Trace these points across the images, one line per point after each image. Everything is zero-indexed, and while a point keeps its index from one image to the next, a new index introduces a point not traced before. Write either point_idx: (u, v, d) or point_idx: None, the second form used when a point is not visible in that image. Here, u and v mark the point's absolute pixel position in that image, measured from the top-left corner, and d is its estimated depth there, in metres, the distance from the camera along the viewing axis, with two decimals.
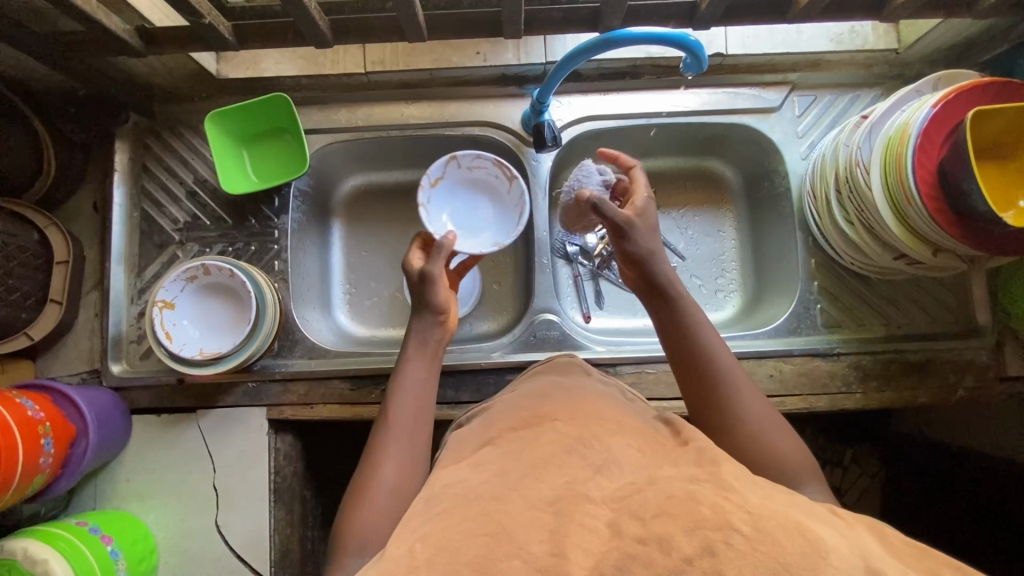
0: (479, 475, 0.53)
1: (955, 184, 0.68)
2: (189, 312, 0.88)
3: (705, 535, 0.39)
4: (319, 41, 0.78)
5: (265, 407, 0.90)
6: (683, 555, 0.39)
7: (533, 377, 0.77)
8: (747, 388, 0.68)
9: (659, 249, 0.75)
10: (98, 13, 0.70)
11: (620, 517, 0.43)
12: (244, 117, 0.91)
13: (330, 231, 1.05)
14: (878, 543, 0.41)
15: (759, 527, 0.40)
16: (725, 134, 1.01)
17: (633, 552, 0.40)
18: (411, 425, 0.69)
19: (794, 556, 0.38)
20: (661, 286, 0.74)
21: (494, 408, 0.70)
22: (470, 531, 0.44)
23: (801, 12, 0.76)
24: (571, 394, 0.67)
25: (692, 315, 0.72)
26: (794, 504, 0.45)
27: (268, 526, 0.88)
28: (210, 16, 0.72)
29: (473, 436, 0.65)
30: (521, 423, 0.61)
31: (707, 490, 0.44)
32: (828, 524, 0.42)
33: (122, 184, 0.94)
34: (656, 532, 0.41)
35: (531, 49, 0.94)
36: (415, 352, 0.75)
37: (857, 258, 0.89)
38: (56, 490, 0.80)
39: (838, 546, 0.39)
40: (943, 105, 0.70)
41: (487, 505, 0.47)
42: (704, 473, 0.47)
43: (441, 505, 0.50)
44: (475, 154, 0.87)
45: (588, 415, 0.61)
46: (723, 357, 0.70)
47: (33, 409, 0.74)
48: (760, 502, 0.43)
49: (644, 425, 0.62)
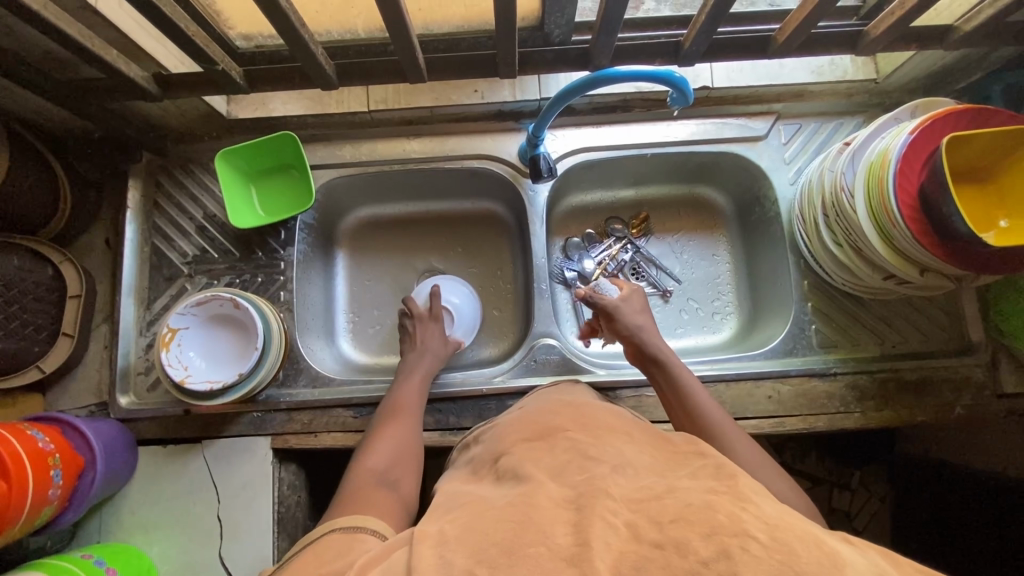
0: (488, 490, 0.55)
1: (936, 206, 0.71)
2: (188, 358, 0.89)
3: (722, 540, 0.40)
4: (324, 83, 0.82)
5: (269, 436, 0.92)
6: (699, 558, 0.39)
7: (538, 397, 0.78)
8: (738, 439, 0.73)
9: (647, 327, 0.88)
10: (117, 63, 0.74)
11: (638, 518, 0.44)
12: (253, 154, 0.95)
13: (335, 261, 1.09)
14: (893, 560, 0.42)
15: (776, 536, 0.40)
16: (715, 162, 1.05)
17: (651, 556, 0.40)
18: (400, 434, 0.77)
19: (812, 565, 0.38)
20: (653, 354, 0.84)
21: (500, 427, 0.71)
22: (491, 527, 0.45)
23: (780, 48, 0.80)
24: (582, 411, 0.68)
25: (678, 376, 0.81)
26: (811, 523, 0.45)
27: (271, 558, 0.88)
28: (223, 63, 0.77)
29: (484, 455, 0.66)
30: (525, 440, 0.63)
31: (725, 500, 0.45)
32: (843, 542, 0.43)
33: (134, 220, 0.97)
34: (673, 537, 0.41)
35: (526, 87, 0.98)
36: (402, 379, 0.87)
37: (846, 279, 0.91)
38: (61, 523, 0.80)
39: (853, 559, 0.40)
40: (919, 132, 0.73)
41: (502, 507, 0.48)
42: (723, 486, 0.48)
43: (450, 516, 0.51)
44: (209, 298, 0.89)
45: (599, 430, 0.62)
46: (713, 411, 0.76)
47: (43, 440, 0.76)
48: (775, 514, 0.44)
49: (650, 440, 0.63)
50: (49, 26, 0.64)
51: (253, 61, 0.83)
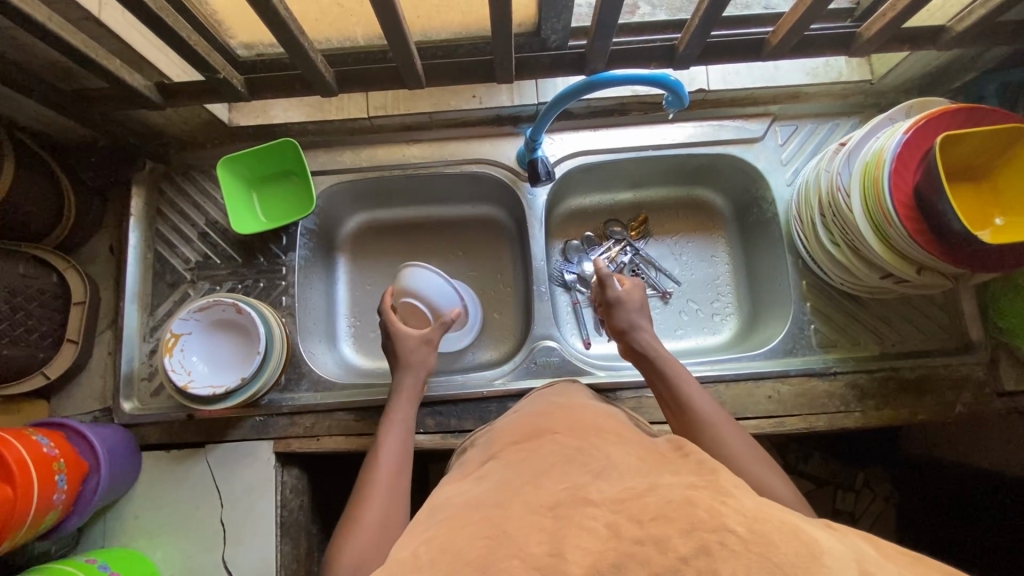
0: (478, 492, 0.55)
1: (931, 205, 0.71)
2: (190, 363, 0.89)
3: (701, 536, 0.40)
4: (324, 89, 0.83)
5: (271, 440, 0.92)
6: (678, 554, 0.40)
7: (533, 398, 0.78)
8: (731, 433, 0.74)
9: (636, 321, 0.88)
10: (121, 73, 0.75)
11: (619, 518, 0.44)
12: (253, 161, 0.96)
13: (336, 266, 1.10)
14: (874, 550, 0.42)
15: (754, 528, 0.41)
16: (712, 164, 1.05)
17: (631, 551, 0.41)
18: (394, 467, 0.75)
19: (789, 556, 0.39)
20: (646, 352, 0.85)
21: (498, 428, 0.72)
22: (468, 540, 0.46)
23: (773, 50, 0.81)
24: (574, 414, 0.69)
25: (670, 369, 0.82)
26: (794, 515, 0.46)
27: (274, 561, 0.88)
28: (223, 71, 0.77)
29: (474, 460, 0.67)
30: (523, 442, 0.64)
31: (705, 495, 0.45)
32: (824, 531, 0.44)
33: (138, 227, 0.98)
34: (652, 533, 0.42)
35: (523, 91, 0.99)
36: (400, 401, 0.84)
37: (845, 279, 0.91)
38: (66, 528, 0.81)
39: (833, 549, 0.40)
40: (914, 132, 0.74)
41: (487, 514, 0.49)
42: (704, 481, 0.49)
43: (441, 521, 0.52)
44: (211, 303, 0.89)
45: (592, 431, 0.63)
46: (705, 404, 0.77)
47: (48, 445, 0.76)
48: (755, 506, 0.44)
49: (644, 440, 0.64)
50: (54, 38, 0.65)
51: (254, 69, 0.85)
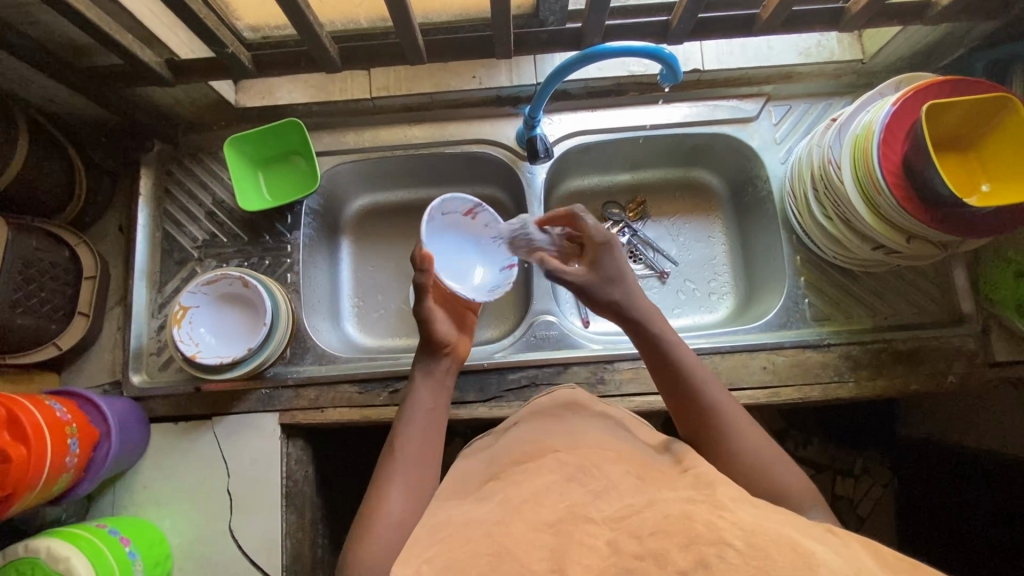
0: (480, 511, 0.58)
1: (918, 172, 0.74)
2: (197, 335, 0.92)
3: (700, 550, 0.45)
4: (330, 67, 0.86)
5: (276, 412, 0.94)
6: (678, 568, 0.44)
7: (541, 405, 0.79)
8: (742, 427, 0.73)
9: (633, 295, 0.81)
10: (133, 48, 0.78)
11: (618, 535, 0.49)
12: (259, 141, 0.99)
13: (340, 248, 1.12)
14: (865, 554, 0.46)
15: (752, 542, 0.45)
16: (709, 144, 1.07)
17: (631, 566, 0.46)
18: (417, 450, 0.77)
19: (785, 567, 0.43)
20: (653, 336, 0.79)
21: (501, 438, 0.75)
22: (470, 554, 0.50)
23: (765, 25, 0.83)
24: (575, 429, 0.72)
25: (679, 356, 0.77)
26: (789, 524, 0.49)
27: (279, 532, 0.90)
28: (232, 47, 0.80)
29: (479, 474, 0.69)
30: (524, 459, 0.66)
31: (702, 509, 0.49)
32: (814, 538, 0.47)
33: (145, 208, 1.01)
34: (652, 548, 0.46)
35: (523, 71, 1.01)
36: (422, 378, 0.85)
37: (838, 252, 0.93)
38: (77, 493, 0.83)
39: (826, 557, 0.44)
40: (901, 104, 0.76)
41: (490, 528, 0.53)
42: (701, 495, 0.52)
43: (442, 532, 0.57)
44: (216, 276, 0.91)
45: (586, 447, 0.66)
46: (715, 395, 0.75)
47: (60, 410, 0.79)
48: (753, 519, 0.48)
49: (646, 454, 0.67)
50: (71, 10, 0.68)
51: (260, 49, 0.87)
